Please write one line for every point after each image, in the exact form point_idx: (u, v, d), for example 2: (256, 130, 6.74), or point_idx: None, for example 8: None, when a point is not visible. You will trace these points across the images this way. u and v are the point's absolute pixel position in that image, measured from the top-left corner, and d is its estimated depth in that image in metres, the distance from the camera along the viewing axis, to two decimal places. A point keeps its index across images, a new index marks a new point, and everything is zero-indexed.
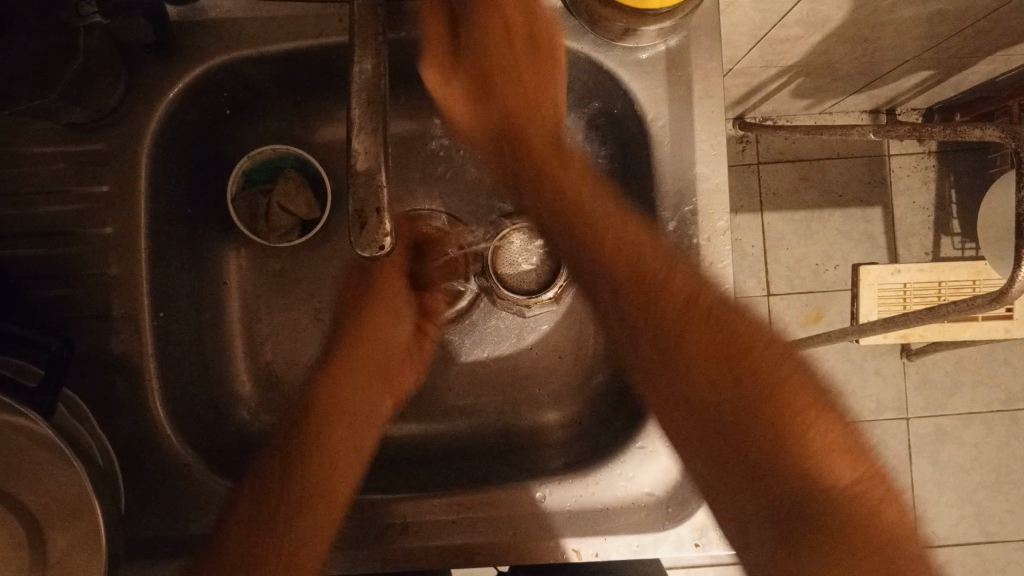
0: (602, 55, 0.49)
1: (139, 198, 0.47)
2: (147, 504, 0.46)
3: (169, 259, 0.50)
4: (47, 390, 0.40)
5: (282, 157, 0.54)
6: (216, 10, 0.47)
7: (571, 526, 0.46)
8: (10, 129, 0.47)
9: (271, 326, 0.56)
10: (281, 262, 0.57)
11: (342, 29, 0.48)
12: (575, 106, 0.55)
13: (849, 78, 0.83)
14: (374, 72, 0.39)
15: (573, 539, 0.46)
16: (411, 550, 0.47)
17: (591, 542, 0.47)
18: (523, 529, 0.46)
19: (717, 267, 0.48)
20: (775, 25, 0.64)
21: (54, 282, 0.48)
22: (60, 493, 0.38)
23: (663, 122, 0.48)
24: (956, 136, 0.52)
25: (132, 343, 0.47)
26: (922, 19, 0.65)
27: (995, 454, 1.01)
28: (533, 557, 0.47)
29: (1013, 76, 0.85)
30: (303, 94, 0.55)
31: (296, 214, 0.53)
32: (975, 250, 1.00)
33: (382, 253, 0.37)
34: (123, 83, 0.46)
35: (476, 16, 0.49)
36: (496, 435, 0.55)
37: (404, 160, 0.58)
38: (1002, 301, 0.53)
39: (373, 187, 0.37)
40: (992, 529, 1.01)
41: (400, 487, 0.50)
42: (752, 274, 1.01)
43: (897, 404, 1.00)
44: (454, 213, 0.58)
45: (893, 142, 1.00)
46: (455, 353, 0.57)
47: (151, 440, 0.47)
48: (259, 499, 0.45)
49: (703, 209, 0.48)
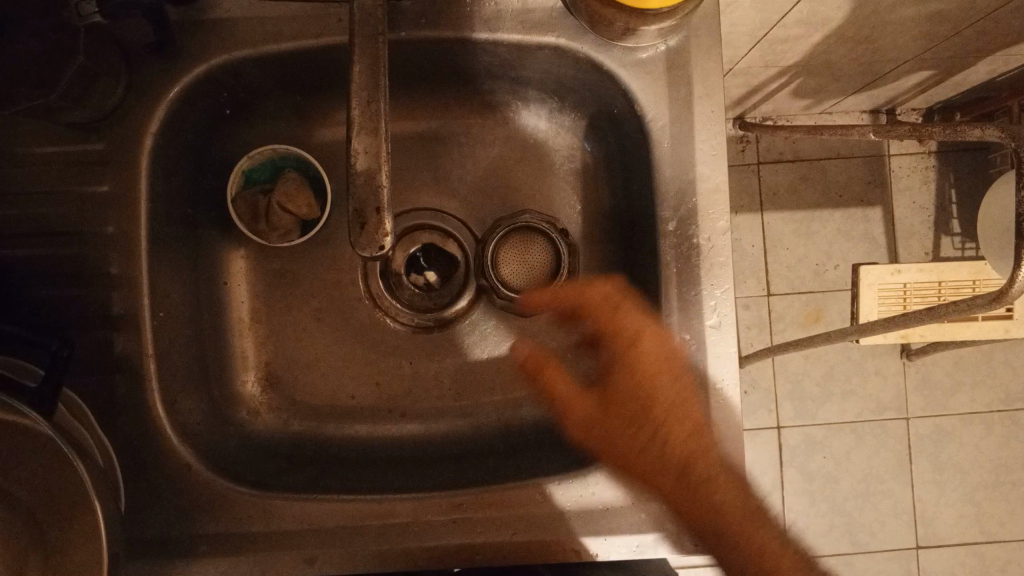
0: (602, 55, 0.48)
1: (140, 197, 0.47)
2: (148, 503, 0.47)
3: (170, 258, 0.50)
4: (46, 390, 0.40)
5: (282, 157, 0.53)
6: (217, 10, 0.47)
7: (586, 525, 0.47)
8: (9, 129, 0.47)
9: (275, 326, 0.56)
10: (282, 261, 0.56)
11: (342, 28, 0.47)
12: (574, 105, 0.55)
13: (848, 79, 0.83)
14: (374, 72, 0.39)
15: (590, 538, 0.47)
16: (410, 549, 0.47)
17: (610, 543, 0.47)
18: (547, 528, 0.47)
19: (717, 268, 0.48)
20: (775, 25, 0.64)
21: (56, 282, 0.48)
22: (58, 491, 0.37)
23: (664, 122, 0.48)
24: (956, 136, 0.52)
25: (132, 343, 0.47)
26: (922, 19, 0.65)
27: (995, 454, 1.01)
28: (545, 550, 0.47)
29: (1014, 77, 0.85)
30: (302, 93, 0.54)
31: (296, 213, 0.52)
32: (976, 250, 1.00)
33: (382, 253, 0.37)
34: (123, 82, 0.46)
35: (474, 15, 0.48)
36: (497, 435, 0.54)
37: (404, 160, 0.57)
38: (1002, 300, 0.53)
39: (373, 187, 0.37)
40: (992, 528, 1.01)
41: (385, 486, 0.49)
42: (753, 274, 1.01)
43: (898, 404, 1.00)
44: (454, 213, 0.57)
45: (893, 143, 1.00)
46: (457, 352, 0.56)
47: (149, 438, 0.47)
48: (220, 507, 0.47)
49: (703, 208, 0.48)
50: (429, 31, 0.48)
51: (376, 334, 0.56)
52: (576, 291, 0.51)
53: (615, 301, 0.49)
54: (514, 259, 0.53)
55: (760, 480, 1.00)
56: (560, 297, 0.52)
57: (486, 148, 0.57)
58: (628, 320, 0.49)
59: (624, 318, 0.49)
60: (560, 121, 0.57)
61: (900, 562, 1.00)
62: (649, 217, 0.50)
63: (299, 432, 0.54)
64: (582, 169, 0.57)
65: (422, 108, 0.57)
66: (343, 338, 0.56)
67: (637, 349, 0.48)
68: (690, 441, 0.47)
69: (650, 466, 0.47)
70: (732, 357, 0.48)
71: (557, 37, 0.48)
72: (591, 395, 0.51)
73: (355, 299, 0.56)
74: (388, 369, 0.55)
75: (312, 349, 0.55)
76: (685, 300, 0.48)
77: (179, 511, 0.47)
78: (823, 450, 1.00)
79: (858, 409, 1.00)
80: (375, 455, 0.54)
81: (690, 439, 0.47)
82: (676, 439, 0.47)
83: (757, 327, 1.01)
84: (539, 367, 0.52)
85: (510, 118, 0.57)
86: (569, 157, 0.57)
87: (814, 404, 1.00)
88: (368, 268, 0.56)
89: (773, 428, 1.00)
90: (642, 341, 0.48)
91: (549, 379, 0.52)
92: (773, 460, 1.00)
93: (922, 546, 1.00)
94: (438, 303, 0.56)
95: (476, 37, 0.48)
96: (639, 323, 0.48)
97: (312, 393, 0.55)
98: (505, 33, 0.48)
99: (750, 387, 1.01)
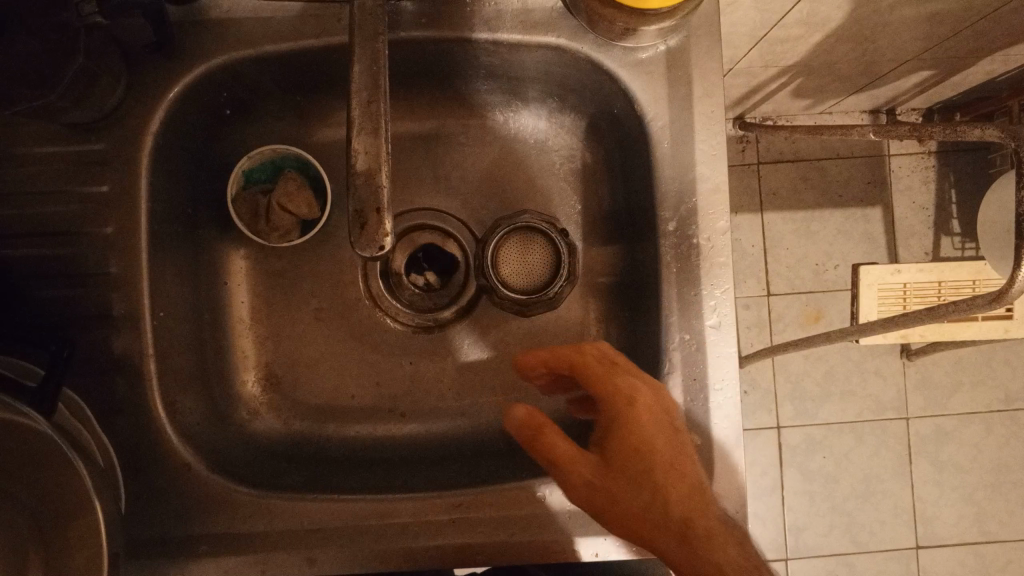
0: (602, 55, 0.48)
1: (140, 197, 0.47)
2: (148, 503, 0.47)
3: (170, 258, 0.50)
4: (46, 390, 0.40)
5: (282, 157, 0.54)
6: (217, 10, 0.47)
7: (584, 527, 0.47)
8: (9, 129, 0.47)
9: (274, 326, 0.56)
10: (281, 261, 0.56)
11: (341, 28, 0.47)
12: (574, 106, 0.55)
13: (849, 79, 0.83)
14: (374, 73, 0.39)
15: (587, 540, 0.47)
16: (411, 550, 0.47)
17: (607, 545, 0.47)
18: (548, 528, 0.47)
19: (717, 267, 0.48)
20: (775, 25, 0.64)
21: (56, 282, 0.48)
22: (58, 492, 0.37)
23: (663, 122, 0.48)
24: (956, 136, 0.52)
25: (132, 343, 0.47)
26: (922, 19, 0.65)
27: (995, 454, 1.01)
28: (545, 551, 0.47)
29: (1014, 77, 0.85)
30: (302, 93, 0.54)
31: (296, 214, 0.52)
32: (975, 250, 1.00)
33: (382, 253, 0.37)
34: (123, 82, 0.46)
35: (474, 15, 0.48)
36: (496, 435, 0.54)
37: (404, 160, 0.57)
38: (1001, 301, 0.53)
39: (374, 188, 0.37)
40: (991, 528, 1.01)
41: (385, 487, 0.49)
42: (753, 274, 1.01)
43: (897, 404, 1.01)
44: (454, 213, 0.57)
45: (893, 143, 1.00)
46: (457, 352, 0.56)
47: (149, 438, 0.47)
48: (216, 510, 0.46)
49: (702, 209, 0.48)
50: (428, 32, 0.48)
51: (376, 333, 0.56)
52: (571, 353, 0.49)
53: (611, 362, 0.48)
54: (513, 258, 0.53)
55: (759, 480, 1.00)
56: (553, 359, 0.50)
57: (486, 149, 0.57)
58: (622, 381, 0.47)
59: (618, 377, 0.47)
60: (560, 122, 0.57)
61: (900, 562, 1.00)
62: (649, 217, 0.50)
63: (299, 432, 0.54)
64: (582, 169, 0.57)
65: (422, 108, 0.57)
66: (344, 338, 0.56)
67: (633, 410, 0.45)
68: (690, 495, 0.44)
69: (648, 526, 0.44)
70: (732, 357, 0.48)
71: (557, 37, 0.48)
72: (589, 455, 0.46)
73: (355, 299, 0.56)
74: (388, 369, 0.55)
75: (312, 350, 0.55)
76: (684, 300, 0.48)
77: (179, 510, 0.47)
78: (823, 450, 1.00)
79: (857, 409, 1.00)
80: (376, 455, 0.54)
81: (690, 498, 0.44)
82: (675, 498, 0.44)
83: (757, 327, 1.01)
84: (538, 427, 0.47)
85: (510, 119, 0.57)
86: (569, 158, 0.57)
87: (814, 404, 1.00)
88: (368, 267, 0.56)
89: (773, 428, 1.00)
90: (637, 402, 0.46)
91: (548, 441, 0.46)
92: (772, 460, 1.00)
93: (921, 546, 1.00)
94: (438, 303, 0.57)
95: (476, 38, 0.48)
96: (635, 385, 0.46)
97: (311, 392, 0.55)
98: (505, 34, 0.48)
99: (750, 387, 1.01)
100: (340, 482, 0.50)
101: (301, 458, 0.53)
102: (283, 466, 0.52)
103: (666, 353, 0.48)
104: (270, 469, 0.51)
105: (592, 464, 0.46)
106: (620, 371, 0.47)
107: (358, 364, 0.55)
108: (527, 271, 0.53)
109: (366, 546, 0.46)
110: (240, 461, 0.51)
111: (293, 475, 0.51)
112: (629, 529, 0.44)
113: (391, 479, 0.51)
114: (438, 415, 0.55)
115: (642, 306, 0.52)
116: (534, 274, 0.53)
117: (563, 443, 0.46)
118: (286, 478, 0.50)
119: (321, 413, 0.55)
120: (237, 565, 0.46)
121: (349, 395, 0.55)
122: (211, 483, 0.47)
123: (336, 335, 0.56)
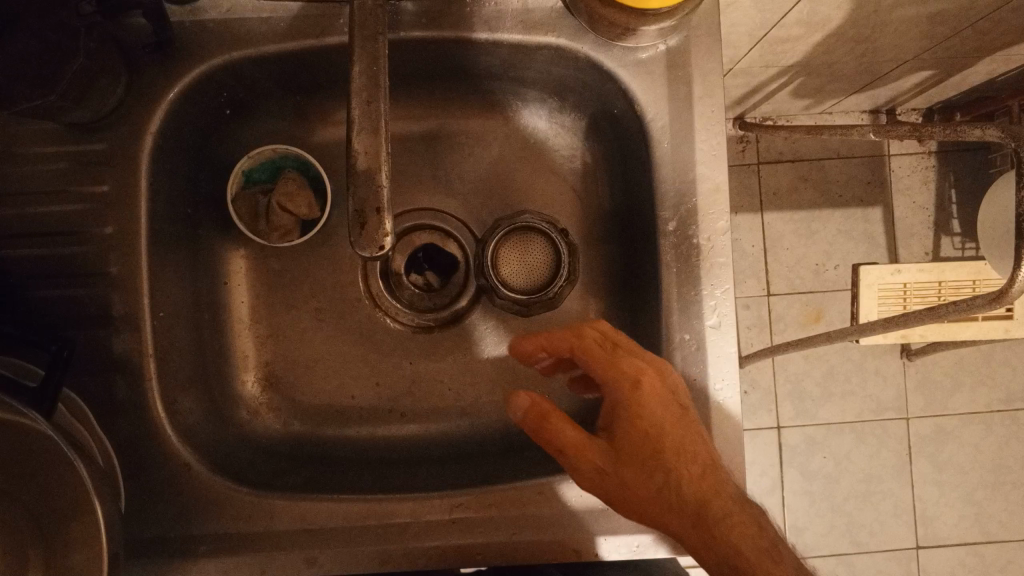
0: (602, 55, 0.48)
1: (140, 197, 0.47)
2: (148, 502, 0.47)
3: (170, 258, 0.50)
4: (46, 390, 0.40)
5: (282, 157, 0.54)
6: (217, 10, 0.47)
7: (600, 522, 0.47)
8: (9, 129, 0.47)
9: (274, 326, 0.56)
10: (281, 261, 0.56)
11: (341, 28, 0.47)
12: (574, 106, 0.55)
13: (849, 79, 0.83)
14: (374, 72, 0.39)
15: (606, 534, 0.47)
16: (412, 551, 0.47)
17: (628, 538, 0.47)
18: (553, 527, 0.47)
19: (717, 267, 0.48)
20: (775, 25, 0.64)
21: (55, 282, 0.48)
22: (57, 493, 0.37)
23: (663, 122, 0.48)
24: (956, 136, 0.52)
25: (132, 343, 0.47)
26: (922, 19, 0.65)
27: (995, 454, 1.01)
28: (552, 549, 0.47)
29: (1014, 77, 0.85)
30: (302, 93, 0.54)
31: (296, 213, 0.52)
32: (975, 250, 1.00)
33: (382, 253, 0.37)
34: (123, 82, 0.46)
35: (474, 15, 0.48)
36: (497, 435, 0.54)
37: (404, 160, 0.57)
38: (1001, 301, 0.53)
39: (373, 187, 0.37)
40: (991, 528, 1.01)
41: (383, 486, 0.49)
42: (753, 273, 1.01)
43: (898, 403, 1.00)
44: (454, 213, 0.57)
45: (893, 143, 1.00)
46: (457, 353, 0.56)
47: (149, 438, 0.47)
48: (215, 510, 0.46)
49: (702, 208, 0.48)
50: (428, 32, 0.48)
51: (375, 333, 0.56)
52: (573, 337, 0.48)
53: (612, 343, 0.47)
54: (513, 258, 0.53)
55: (760, 480, 1.00)
56: (554, 342, 0.48)
57: (486, 149, 0.57)
58: (626, 363, 0.46)
59: (624, 361, 0.46)
60: (560, 122, 0.57)
61: (900, 562, 1.00)
62: (649, 217, 0.50)
63: (299, 433, 0.54)
64: (582, 169, 0.57)
65: (422, 108, 0.57)
66: (343, 338, 0.56)
67: (639, 394, 0.45)
68: (703, 479, 0.43)
69: (653, 502, 0.44)
70: (732, 357, 0.48)
71: (557, 37, 0.48)
72: (598, 440, 0.45)
73: (355, 299, 0.56)
74: (388, 368, 0.55)
75: (312, 350, 0.55)
76: (684, 299, 0.48)
77: (179, 511, 0.47)
78: (823, 450, 1.00)
79: (858, 409, 1.00)
80: (377, 454, 0.54)
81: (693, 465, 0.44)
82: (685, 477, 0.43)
83: (757, 327, 1.01)
84: (544, 415, 0.46)
85: (510, 118, 0.57)
86: (569, 157, 0.57)
87: (814, 403, 1.00)
88: (368, 267, 0.56)
89: (773, 428, 1.00)
90: (643, 383, 0.45)
91: (557, 431, 0.45)
92: (773, 460, 1.00)
93: (921, 546, 1.00)
94: (438, 303, 0.57)
95: (475, 37, 0.48)
96: (639, 366, 0.45)
97: (311, 392, 0.55)
98: (506, 34, 0.48)
99: (750, 387, 1.01)
100: (343, 481, 0.50)
101: (301, 457, 0.53)
102: (281, 466, 0.52)
103: (666, 354, 0.48)
104: (270, 469, 0.51)
105: (596, 448, 0.45)
106: (625, 354, 0.46)
107: (358, 363, 0.55)
108: (529, 270, 0.53)
109: (365, 547, 0.46)
110: (239, 462, 0.51)
111: (291, 475, 0.50)
112: (632, 507, 0.44)
113: (389, 479, 0.51)
114: (437, 415, 0.55)
115: (642, 306, 0.52)
116: (535, 273, 0.53)
117: (568, 429, 0.45)
118: (286, 478, 0.50)
119: (321, 414, 0.55)
120: (236, 565, 0.46)
121: (349, 395, 0.55)
122: (210, 483, 0.47)
123: (336, 335, 0.56)
